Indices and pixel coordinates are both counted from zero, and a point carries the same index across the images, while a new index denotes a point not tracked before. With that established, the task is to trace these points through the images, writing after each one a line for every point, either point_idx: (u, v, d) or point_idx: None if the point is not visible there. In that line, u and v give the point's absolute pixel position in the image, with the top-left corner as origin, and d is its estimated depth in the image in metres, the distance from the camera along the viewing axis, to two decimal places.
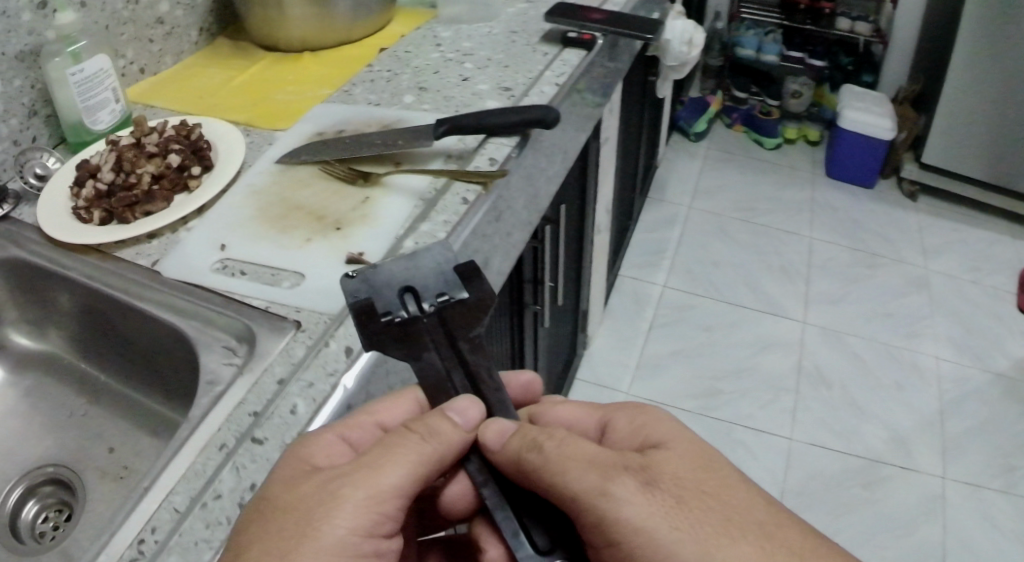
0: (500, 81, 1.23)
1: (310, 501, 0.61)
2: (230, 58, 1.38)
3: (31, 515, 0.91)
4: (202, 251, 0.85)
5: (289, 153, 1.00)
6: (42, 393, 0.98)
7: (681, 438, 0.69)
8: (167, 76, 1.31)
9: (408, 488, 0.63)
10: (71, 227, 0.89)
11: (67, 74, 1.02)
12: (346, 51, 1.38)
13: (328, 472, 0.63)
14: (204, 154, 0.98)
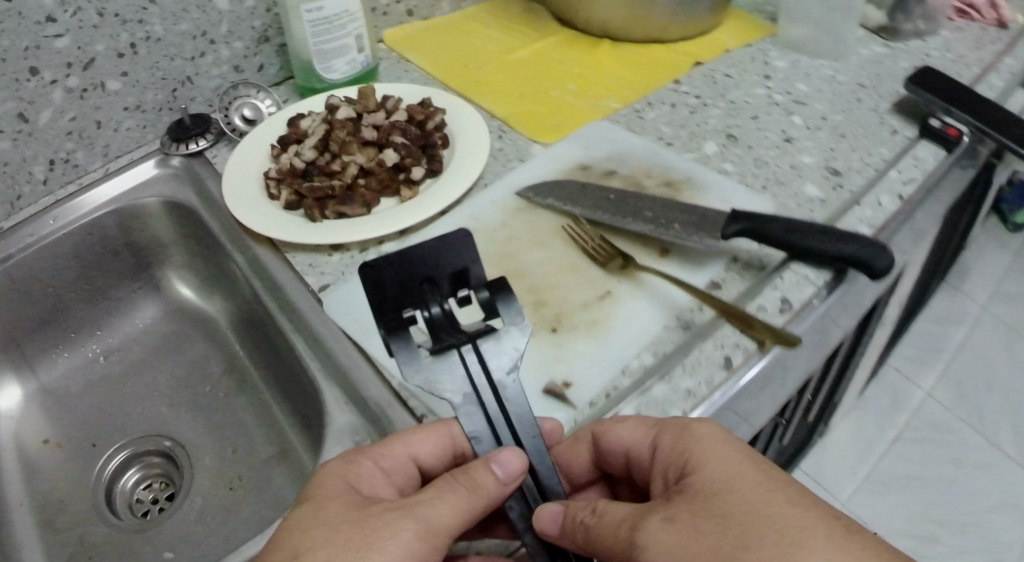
0: (833, 159, 0.85)
1: (344, 530, 0.50)
2: (520, 20, 1.14)
3: (127, 487, 0.83)
4: (375, 291, 0.68)
5: (532, 191, 0.77)
6: (181, 344, 0.91)
7: (726, 454, 0.51)
8: (444, 29, 1.13)
9: (445, 529, 0.51)
10: (253, 206, 0.75)
11: (303, 11, 0.87)
12: (654, 51, 1.05)
13: (359, 501, 0.53)
14: (434, 158, 0.81)
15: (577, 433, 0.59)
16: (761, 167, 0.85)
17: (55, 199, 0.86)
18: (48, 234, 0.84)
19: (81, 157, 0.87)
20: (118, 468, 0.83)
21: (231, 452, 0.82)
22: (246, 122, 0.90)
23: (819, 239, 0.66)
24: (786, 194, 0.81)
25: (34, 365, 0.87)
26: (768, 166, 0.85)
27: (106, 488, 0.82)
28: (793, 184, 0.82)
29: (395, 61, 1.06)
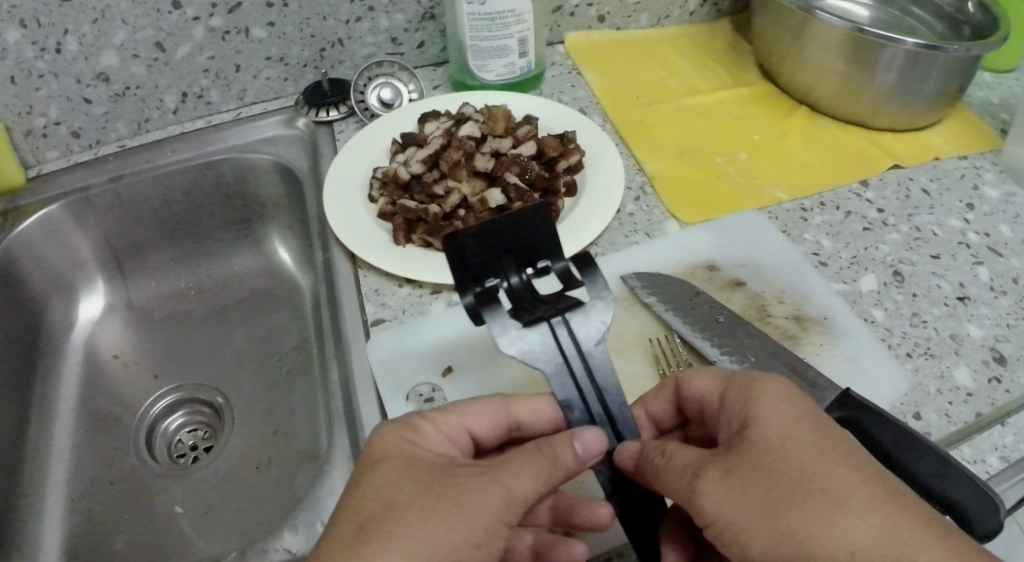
0: (1005, 342, 0.65)
1: (421, 490, 0.45)
2: (719, 54, 0.98)
3: (170, 429, 0.84)
4: (420, 344, 0.63)
5: (635, 284, 0.66)
6: (258, 294, 0.92)
7: (783, 413, 0.45)
8: (632, 46, 1.00)
9: (535, 489, 0.47)
10: (346, 213, 0.73)
11: (466, 6, 0.81)
12: (851, 136, 0.86)
13: (436, 461, 0.48)
14: (551, 206, 0.73)
15: (663, 380, 0.55)
16: (913, 327, 0.66)
17: (181, 128, 0.92)
18: (162, 163, 0.88)
19: (214, 96, 0.91)
20: (163, 412, 0.85)
21: (272, 433, 0.80)
22: (383, 104, 0.88)
23: (920, 466, 0.49)
24: (928, 374, 0.63)
25: (129, 279, 0.92)
26: (921, 327, 0.66)
27: (149, 427, 0.84)
28: (941, 361, 0.64)
29: (567, 71, 0.96)
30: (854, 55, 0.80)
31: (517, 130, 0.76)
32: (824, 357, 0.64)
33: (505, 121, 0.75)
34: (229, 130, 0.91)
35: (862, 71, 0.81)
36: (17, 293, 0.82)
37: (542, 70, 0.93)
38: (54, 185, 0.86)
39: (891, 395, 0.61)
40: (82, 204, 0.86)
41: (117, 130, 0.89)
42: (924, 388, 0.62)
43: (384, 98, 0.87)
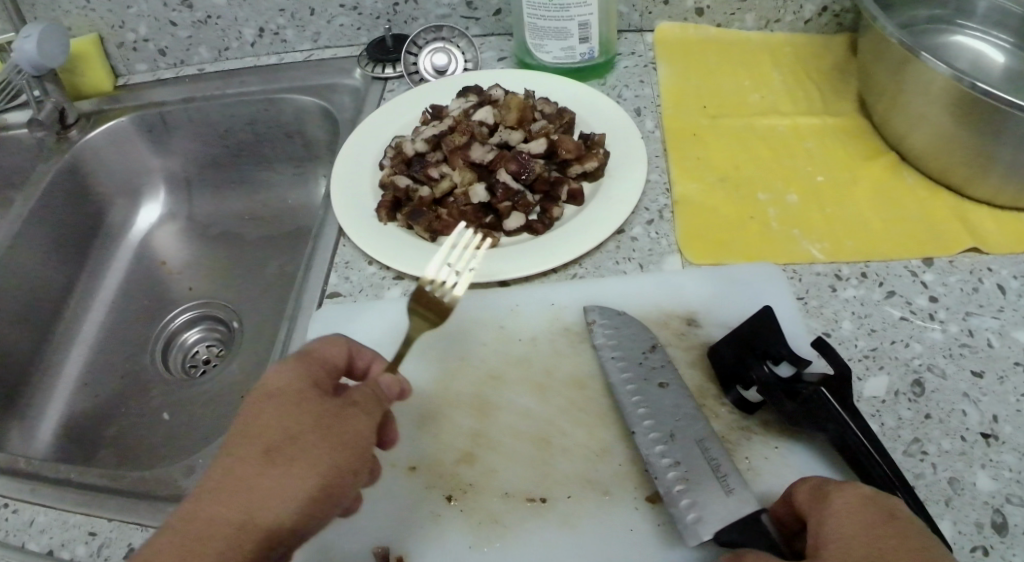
0: (1016, 506, 0.55)
1: (298, 419, 0.46)
2: (818, 73, 0.87)
3: (186, 340, 0.90)
4: (364, 329, 0.63)
5: (594, 321, 0.59)
6: (292, 232, 0.96)
7: (858, 522, 0.43)
8: (724, 49, 0.90)
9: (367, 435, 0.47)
10: (352, 176, 0.75)
11: None
12: (935, 198, 0.74)
13: (230, 523, 0.43)
14: (547, 213, 0.68)
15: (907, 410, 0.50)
16: (905, 457, 0.57)
17: (256, 61, 0.96)
18: (231, 94, 0.93)
19: (290, 35, 0.94)
20: (185, 324, 0.91)
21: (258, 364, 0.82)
22: (435, 71, 0.88)
23: None
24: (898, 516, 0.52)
25: (191, 193, 1.00)
26: (915, 459, 0.57)
27: (169, 335, 0.90)
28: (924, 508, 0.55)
29: (642, 64, 0.88)
30: (960, 111, 0.69)
31: (531, 124, 0.72)
32: (757, 469, 0.55)
33: (522, 113, 0.72)
34: (298, 70, 0.94)
35: (966, 130, 0.69)
36: (85, 188, 0.92)
37: (609, 59, 0.86)
38: (134, 96, 0.94)
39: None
40: (154, 118, 0.93)
41: (199, 54, 0.96)
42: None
43: (437, 65, 0.87)
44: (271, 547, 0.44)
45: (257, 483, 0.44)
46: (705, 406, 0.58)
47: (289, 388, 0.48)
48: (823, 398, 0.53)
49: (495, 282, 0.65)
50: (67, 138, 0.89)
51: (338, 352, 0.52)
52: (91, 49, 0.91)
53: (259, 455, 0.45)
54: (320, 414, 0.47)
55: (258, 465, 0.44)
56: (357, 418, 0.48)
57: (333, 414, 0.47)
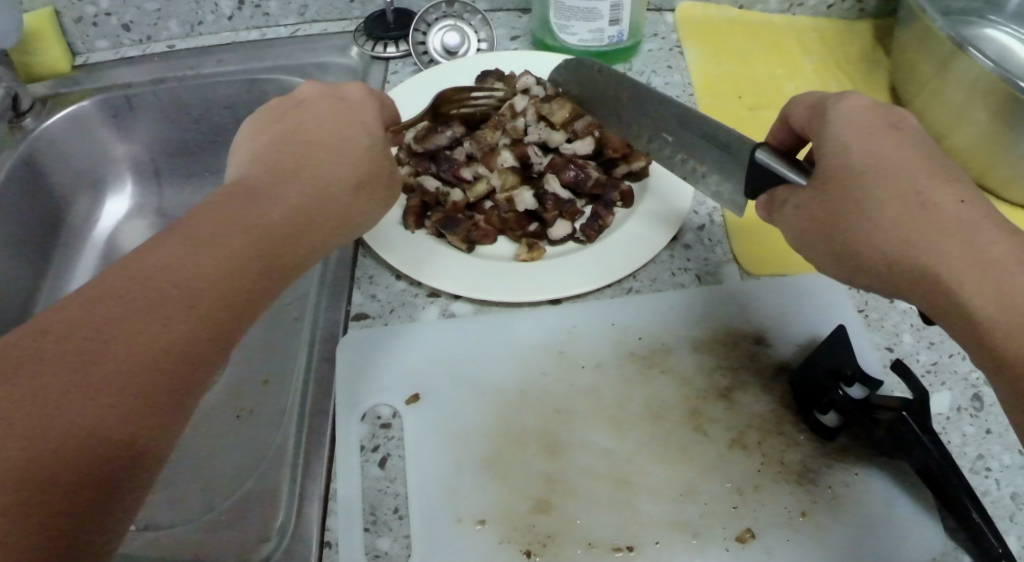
0: None
1: (262, 144, 0.49)
2: (846, 61, 0.84)
3: None
4: (402, 357, 0.57)
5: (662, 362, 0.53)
6: None
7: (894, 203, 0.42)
8: (749, 32, 0.84)
9: (355, 169, 0.49)
10: None
11: None
12: None
13: (184, 272, 0.41)
14: (598, 218, 0.62)
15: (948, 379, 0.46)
16: (971, 475, 0.53)
17: (234, 36, 0.85)
18: (206, 73, 0.83)
19: (273, 7, 0.84)
20: None
21: (257, 378, 0.73)
22: (445, 51, 0.78)
23: None
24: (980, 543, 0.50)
25: (162, 182, 0.89)
26: (981, 476, 0.53)
27: None
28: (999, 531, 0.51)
29: (667, 47, 0.82)
30: (1012, 111, 0.66)
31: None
32: (842, 499, 0.52)
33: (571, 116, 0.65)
34: (282, 46, 0.84)
35: (1017, 131, 0.67)
36: (42, 183, 0.80)
37: (636, 41, 0.79)
38: (95, 77, 0.82)
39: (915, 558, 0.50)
40: (119, 101, 0.82)
41: (168, 28, 0.84)
42: (960, 552, 0.50)
43: (447, 44, 0.78)
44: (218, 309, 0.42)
45: (191, 243, 0.43)
46: (782, 434, 0.54)
47: (288, 134, 0.49)
48: (906, 428, 0.49)
49: (545, 300, 0.59)
50: (21, 127, 0.77)
51: (331, 89, 0.53)
52: (45, 24, 0.79)
53: (219, 224, 0.44)
54: (313, 148, 0.49)
55: (206, 228, 0.43)
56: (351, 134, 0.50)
57: (323, 118, 0.50)
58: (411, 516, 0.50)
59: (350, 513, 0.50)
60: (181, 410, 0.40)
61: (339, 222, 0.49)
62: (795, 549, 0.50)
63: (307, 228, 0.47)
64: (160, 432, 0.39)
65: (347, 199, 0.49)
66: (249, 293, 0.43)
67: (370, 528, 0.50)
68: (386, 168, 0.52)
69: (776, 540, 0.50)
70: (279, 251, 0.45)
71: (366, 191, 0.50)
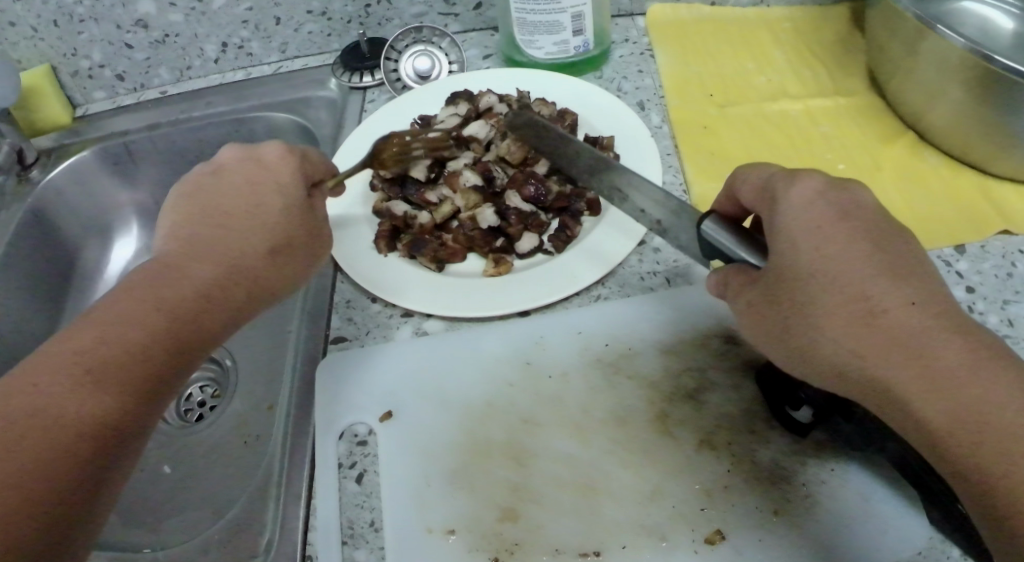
0: None
1: (184, 224, 0.53)
2: (823, 49, 0.83)
3: (192, 398, 0.81)
4: (376, 377, 0.59)
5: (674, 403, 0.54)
6: None
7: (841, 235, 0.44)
8: (721, 29, 0.84)
9: (271, 238, 0.53)
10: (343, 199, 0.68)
11: None
12: (958, 178, 0.71)
13: (115, 343, 0.45)
14: (565, 229, 0.63)
15: None
16: None
17: (221, 78, 0.89)
18: (197, 116, 0.86)
19: (256, 47, 0.87)
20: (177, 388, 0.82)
21: (263, 409, 0.75)
22: (418, 76, 0.81)
23: None
24: None
25: None
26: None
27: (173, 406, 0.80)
28: None
29: (639, 51, 0.83)
30: (978, 85, 0.65)
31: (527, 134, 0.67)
32: (816, 496, 0.52)
33: (518, 143, 0.66)
34: (266, 84, 0.87)
35: (987, 105, 0.65)
36: (52, 232, 0.84)
37: (604, 49, 0.80)
38: (94, 127, 0.87)
39: (893, 552, 0.49)
40: (119, 149, 0.86)
41: (159, 75, 0.89)
42: (946, 546, 0.49)
43: (420, 69, 0.80)
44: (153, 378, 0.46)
45: (116, 321, 0.46)
46: (753, 432, 0.54)
47: (204, 210, 0.53)
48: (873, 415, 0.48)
49: (514, 312, 0.60)
50: (28, 179, 0.82)
51: (240, 158, 0.56)
52: (42, 81, 0.84)
53: (148, 297, 0.48)
54: (230, 222, 0.53)
55: (135, 303, 0.47)
56: (266, 197, 0.54)
57: (245, 187, 0.54)
58: (385, 529, 0.51)
59: (327, 529, 0.52)
60: (111, 483, 0.44)
61: (256, 280, 0.52)
62: (766, 547, 0.50)
63: (232, 293, 0.51)
64: (93, 501, 0.43)
65: (267, 264, 0.53)
66: (177, 364, 0.47)
67: (347, 541, 0.52)
68: (302, 233, 0.56)
69: (746, 540, 0.50)
70: (206, 314, 0.49)
71: (281, 252, 0.54)
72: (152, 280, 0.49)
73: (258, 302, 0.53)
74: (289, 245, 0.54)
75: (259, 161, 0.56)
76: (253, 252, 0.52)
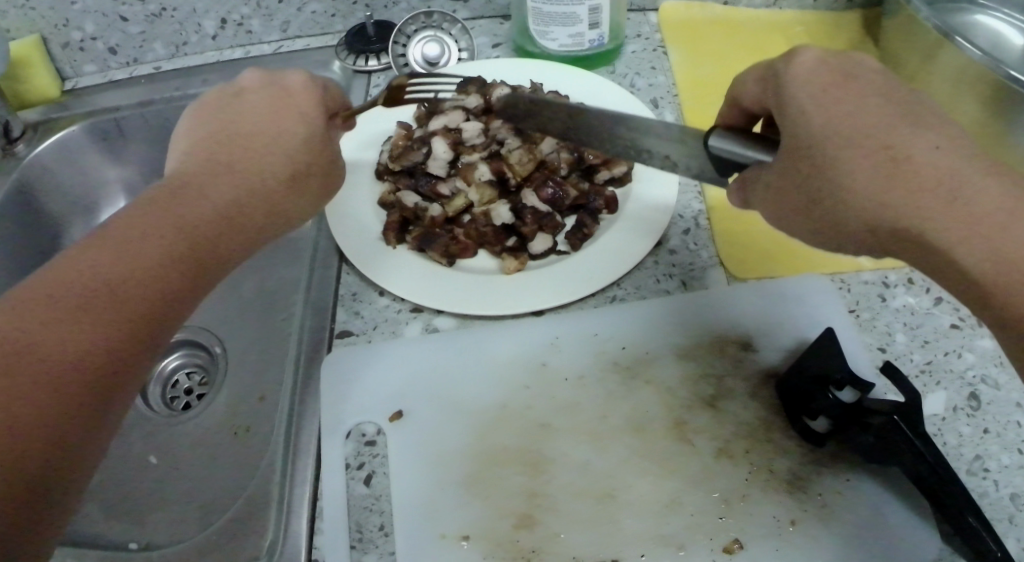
0: None
1: (201, 145, 0.50)
2: (835, 54, 0.82)
3: (178, 386, 0.79)
4: (384, 375, 0.57)
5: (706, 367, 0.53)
6: None
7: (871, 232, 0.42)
8: (734, 29, 0.83)
9: (289, 167, 0.50)
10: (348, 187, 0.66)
11: None
12: None
13: (121, 264, 0.43)
14: (581, 227, 0.62)
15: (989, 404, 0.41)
16: (967, 477, 0.52)
17: (218, 56, 0.86)
18: (193, 94, 0.83)
19: (256, 25, 0.84)
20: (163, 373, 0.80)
21: (257, 400, 0.73)
22: (427, 62, 0.78)
23: None
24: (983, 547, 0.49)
25: None
26: (978, 478, 0.51)
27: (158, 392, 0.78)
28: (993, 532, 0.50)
29: (652, 48, 0.81)
30: (996, 98, 0.64)
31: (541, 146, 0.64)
32: (832, 507, 0.51)
33: (531, 156, 0.63)
34: (266, 63, 0.84)
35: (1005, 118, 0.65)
36: (36, 209, 0.81)
37: (618, 44, 0.79)
38: (83, 102, 0.83)
39: None
40: (109, 125, 0.83)
41: (153, 50, 0.85)
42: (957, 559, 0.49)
43: (428, 55, 0.78)
44: (159, 303, 0.43)
45: (124, 242, 0.44)
46: (770, 441, 0.53)
47: (222, 132, 0.50)
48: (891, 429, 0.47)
49: (529, 312, 0.59)
50: (13, 153, 0.78)
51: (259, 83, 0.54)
52: (31, 51, 0.80)
53: (157, 220, 0.45)
54: (249, 147, 0.50)
55: (144, 224, 0.45)
56: (288, 124, 0.51)
57: (269, 108, 0.51)
58: (395, 534, 0.50)
59: (335, 533, 0.50)
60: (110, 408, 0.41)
61: (271, 209, 0.50)
62: (783, 558, 0.49)
63: (237, 227, 0.48)
64: (89, 427, 0.40)
65: (278, 195, 0.50)
66: (183, 292, 0.45)
67: (356, 545, 0.50)
68: (319, 167, 0.53)
69: (763, 550, 0.49)
70: (204, 246, 0.46)
71: (297, 184, 0.51)
72: (159, 203, 0.46)
73: (269, 232, 0.50)
74: (305, 175, 0.52)
75: (283, 85, 0.53)
76: (270, 181, 0.49)
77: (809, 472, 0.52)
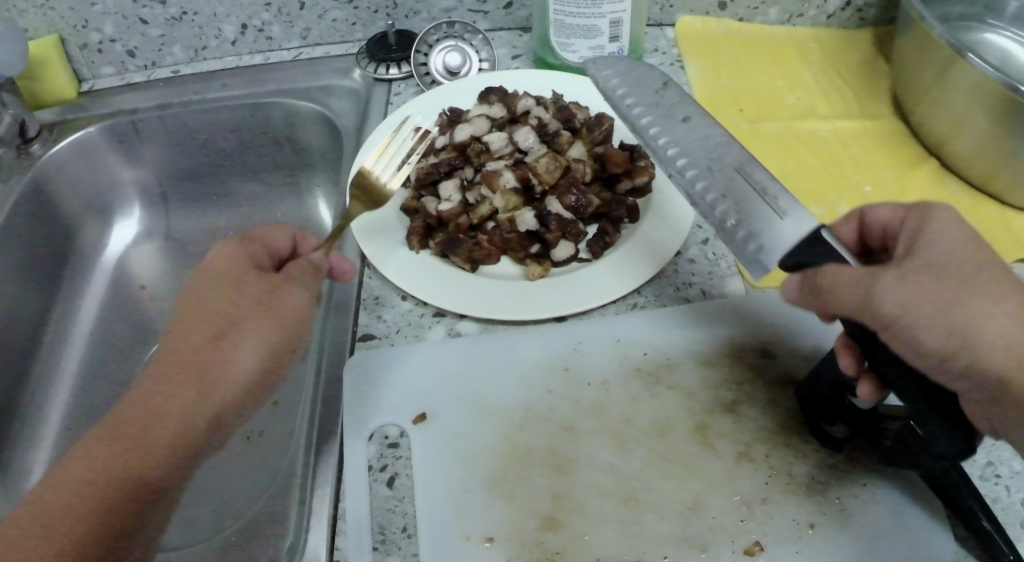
0: None
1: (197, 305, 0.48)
2: (847, 71, 0.84)
3: None
4: (407, 376, 0.57)
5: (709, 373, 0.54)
6: None
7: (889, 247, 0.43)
8: (749, 45, 0.85)
9: (264, 357, 0.47)
10: None
11: None
12: (978, 206, 0.71)
13: (122, 452, 0.45)
14: (604, 235, 0.62)
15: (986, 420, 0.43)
16: (980, 482, 0.52)
17: (237, 60, 0.86)
18: (211, 98, 0.83)
19: (276, 31, 0.84)
20: None
21: None
22: (448, 71, 0.79)
23: None
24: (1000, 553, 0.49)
25: (170, 207, 0.90)
26: (990, 483, 0.52)
27: None
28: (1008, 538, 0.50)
29: (669, 62, 0.82)
30: (1005, 113, 0.65)
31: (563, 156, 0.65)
32: (851, 511, 0.51)
33: (557, 163, 0.64)
34: (284, 69, 0.84)
35: (1014, 133, 0.65)
36: (51, 209, 0.80)
37: (637, 57, 0.80)
38: (102, 103, 0.83)
39: None
40: (125, 127, 0.83)
41: (172, 54, 0.85)
42: None
43: (449, 64, 0.79)
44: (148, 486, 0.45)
45: (128, 426, 0.45)
46: (789, 446, 0.54)
47: (214, 290, 0.48)
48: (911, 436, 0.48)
49: (551, 318, 0.59)
50: (29, 153, 0.78)
51: (281, 238, 0.54)
52: (49, 52, 0.80)
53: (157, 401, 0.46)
54: (242, 328, 0.47)
55: (143, 406, 0.46)
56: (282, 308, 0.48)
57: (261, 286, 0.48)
58: (420, 535, 0.50)
59: (358, 534, 0.50)
60: None
61: (258, 380, 0.47)
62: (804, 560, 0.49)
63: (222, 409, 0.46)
64: None
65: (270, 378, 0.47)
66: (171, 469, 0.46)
67: (378, 547, 0.50)
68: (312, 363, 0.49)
69: (785, 552, 0.49)
70: (186, 434, 0.46)
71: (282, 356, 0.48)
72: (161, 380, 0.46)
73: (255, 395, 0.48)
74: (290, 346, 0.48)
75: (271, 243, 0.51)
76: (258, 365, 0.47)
77: (829, 477, 0.52)
